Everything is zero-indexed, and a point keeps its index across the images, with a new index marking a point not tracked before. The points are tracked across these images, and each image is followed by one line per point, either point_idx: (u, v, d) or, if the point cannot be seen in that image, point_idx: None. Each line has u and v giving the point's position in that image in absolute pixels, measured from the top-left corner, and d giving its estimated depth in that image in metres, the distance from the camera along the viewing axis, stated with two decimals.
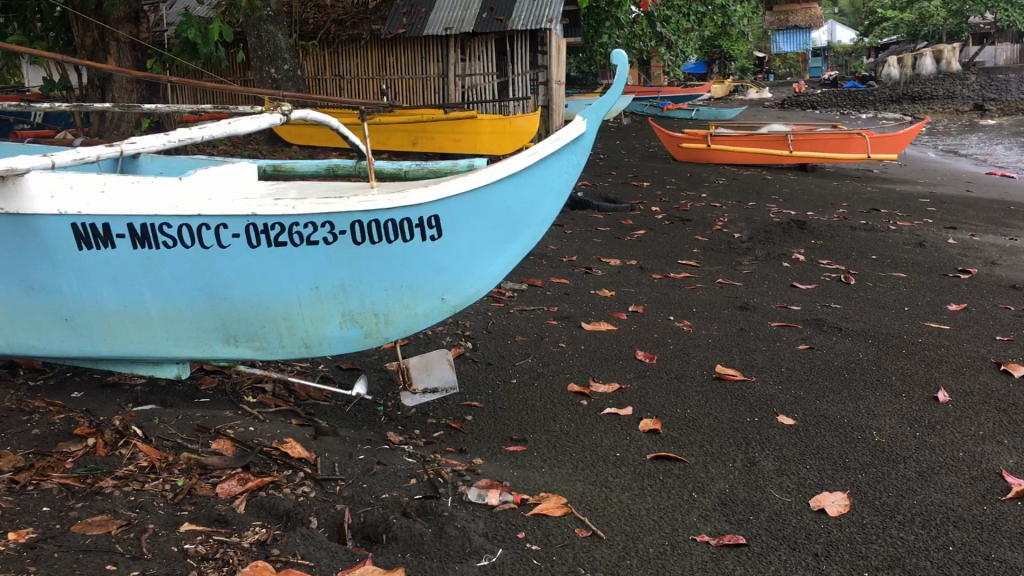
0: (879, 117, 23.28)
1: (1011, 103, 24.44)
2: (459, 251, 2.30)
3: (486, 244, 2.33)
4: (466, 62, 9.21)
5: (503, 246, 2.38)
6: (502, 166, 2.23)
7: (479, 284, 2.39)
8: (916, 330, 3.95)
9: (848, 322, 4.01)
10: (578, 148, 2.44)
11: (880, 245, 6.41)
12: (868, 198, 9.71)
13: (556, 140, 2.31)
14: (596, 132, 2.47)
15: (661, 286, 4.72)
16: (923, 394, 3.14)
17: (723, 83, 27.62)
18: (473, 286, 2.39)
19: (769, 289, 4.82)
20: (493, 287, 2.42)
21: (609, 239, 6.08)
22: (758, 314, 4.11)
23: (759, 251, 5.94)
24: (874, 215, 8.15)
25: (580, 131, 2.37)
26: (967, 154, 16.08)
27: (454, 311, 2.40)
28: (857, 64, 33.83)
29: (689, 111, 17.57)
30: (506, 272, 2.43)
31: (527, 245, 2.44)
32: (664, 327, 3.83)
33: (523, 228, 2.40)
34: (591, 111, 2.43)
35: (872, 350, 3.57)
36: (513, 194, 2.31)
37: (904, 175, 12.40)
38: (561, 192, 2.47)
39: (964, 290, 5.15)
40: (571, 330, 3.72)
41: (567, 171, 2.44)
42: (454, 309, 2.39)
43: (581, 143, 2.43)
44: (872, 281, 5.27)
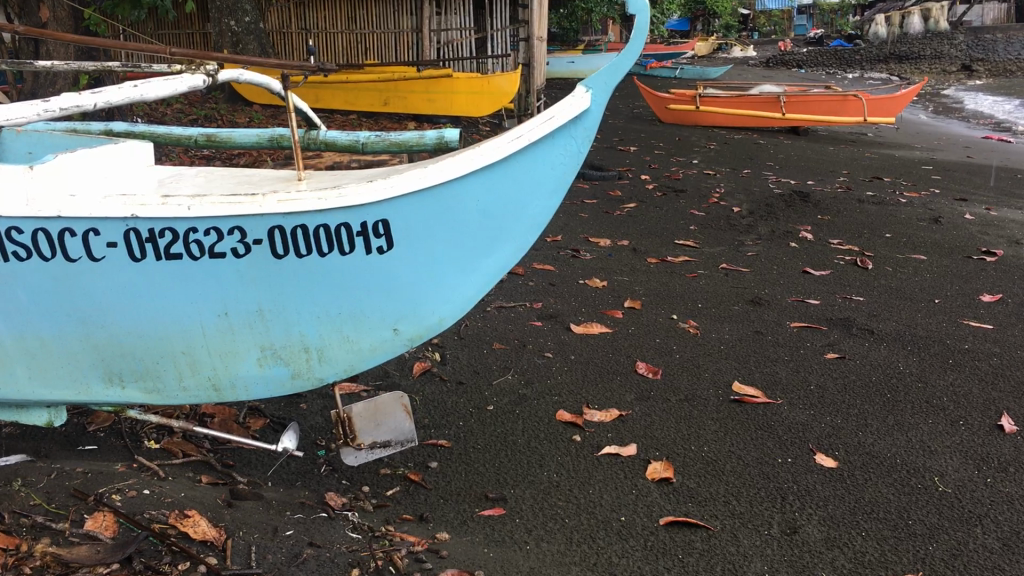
0: (867, 77, 22.72)
1: (998, 64, 23.93)
2: (419, 265, 1.73)
3: (453, 256, 1.75)
4: (441, 16, 8.66)
5: (477, 260, 1.80)
6: (477, 153, 1.65)
7: (445, 310, 1.82)
8: (957, 331, 3.41)
9: (878, 321, 3.46)
10: (579, 131, 1.86)
11: (891, 222, 5.86)
12: (869, 164, 9.16)
13: (552, 120, 1.73)
14: (604, 110, 1.88)
15: (658, 274, 4.16)
16: (983, 422, 2.61)
17: (706, 40, 26.96)
18: (436, 313, 1.82)
19: (780, 277, 4.26)
20: (462, 313, 1.84)
21: (597, 214, 5.51)
22: (772, 311, 3.57)
23: (763, 229, 5.39)
24: (878, 185, 7.61)
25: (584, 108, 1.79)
26: (961, 117, 15.54)
27: (411, 344, 1.82)
28: (842, 23, 33.19)
29: (673, 70, 16.96)
30: (479, 293, 1.85)
31: (508, 258, 1.87)
32: (666, 330, 3.28)
33: (503, 236, 1.82)
34: (597, 81, 1.84)
35: (914, 360, 3.04)
36: (491, 191, 1.73)
37: (901, 140, 11.84)
38: (555, 190, 1.89)
39: (993, 276, 4.62)
40: (558, 334, 3.17)
41: (563, 162, 1.86)
42: (411, 342, 1.82)
43: (583, 125, 1.85)
44: (891, 265, 4.73)
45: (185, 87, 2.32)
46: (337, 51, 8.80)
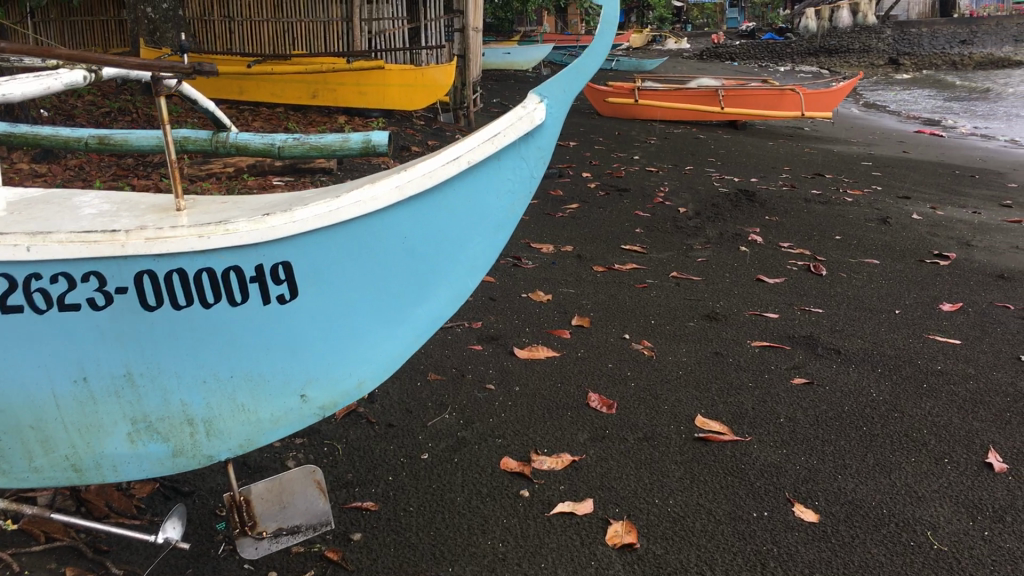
0: (798, 71, 22.77)
1: (925, 58, 24.21)
2: (331, 316, 1.39)
3: (373, 305, 1.43)
4: (371, 5, 8.33)
5: (402, 309, 1.48)
6: (404, 179, 1.32)
7: (366, 369, 1.50)
8: (926, 349, 3.18)
9: (843, 339, 3.22)
10: (531, 152, 1.54)
11: (840, 222, 5.67)
12: (809, 160, 9.02)
13: (499, 136, 1.41)
14: (560, 127, 1.57)
15: (606, 285, 3.87)
16: (970, 458, 2.36)
17: (640, 32, 26.81)
18: (353, 375, 1.48)
19: (733, 286, 4.00)
20: (386, 375, 1.51)
21: (538, 216, 5.20)
22: (730, 328, 3.30)
23: (710, 231, 5.14)
24: (820, 182, 7.45)
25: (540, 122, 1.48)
26: (893, 110, 15.61)
27: (323, 414, 1.48)
28: (773, 16, 33.34)
29: (610, 62, 16.73)
30: (405, 349, 1.52)
31: (442, 306, 1.54)
32: (618, 354, 2.98)
33: (435, 279, 1.50)
34: (554, 91, 1.53)
35: (887, 386, 2.79)
36: (421, 226, 1.41)
37: (837, 134, 11.78)
38: (500, 223, 1.57)
39: (950, 282, 4.43)
40: (500, 360, 2.85)
41: (511, 189, 1.54)
42: (324, 411, 1.48)
43: (538, 143, 1.54)
44: (845, 271, 4.51)
45: (61, 85, 1.89)
46: (263, 41, 8.23)
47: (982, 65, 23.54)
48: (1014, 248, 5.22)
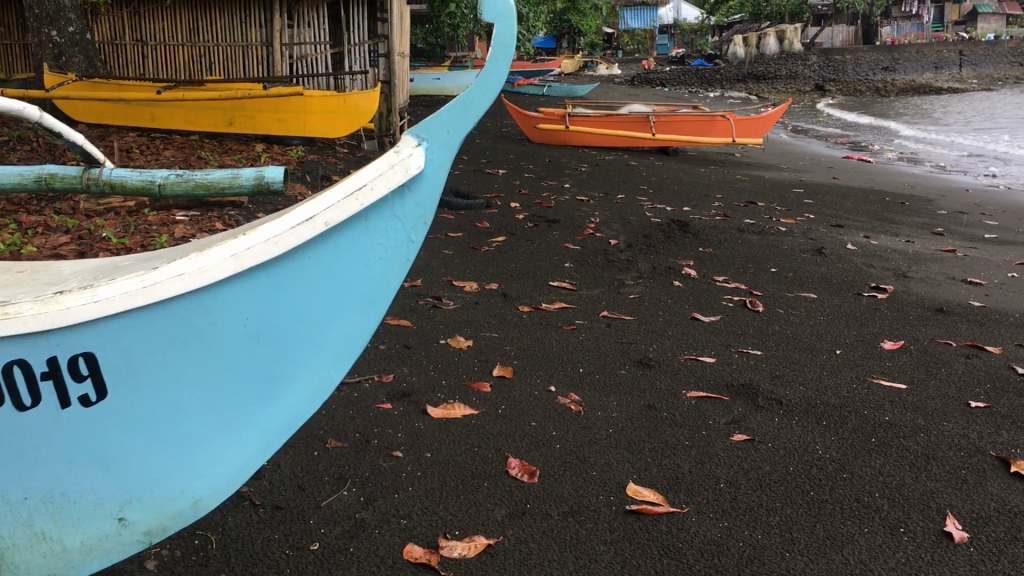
0: (728, 97, 22.99)
1: (848, 85, 24.68)
2: (153, 422, 1.24)
3: (203, 408, 1.28)
4: (294, 30, 8.04)
5: (242, 411, 1.33)
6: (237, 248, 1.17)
7: (200, 483, 1.34)
8: (871, 396, 2.99)
9: (784, 387, 3.00)
10: (402, 218, 1.40)
11: (774, 254, 5.51)
12: (741, 187, 8.94)
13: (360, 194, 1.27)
14: (438, 188, 1.43)
15: (532, 327, 3.61)
16: (928, 527, 2.14)
17: (572, 58, 26.82)
18: (185, 491, 1.32)
19: (666, 326, 3.77)
20: (224, 487, 1.36)
21: (462, 251, 4.93)
22: (664, 376, 3.06)
23: (643, 265, 4.93)
24: (753, 211, 7.33)
25: (417, 169, 1.36)
26: (820, 136, 15.77)
27: (147, 541, 1.32)
28: (702, 43, 33.74)
29: (541, 88, 16.60)
30: (246, 459, 1.38)
31: (290, 407, 1.40)
32: (543, 410, 2.71)
33: (281, 375, 1.36)
34: (432, 143, 1.41)
35: (833, 442, 2.57)
36: (262, 310, 1.26)
37: (768, 160, 11.77)
38: (363, 308, 1.43)
39: (888, 317, 4.28)
40: (412, 420, 2.57)
41: (375, 263, 1.40)
42: (149, 538, 1.32)
43: (414, 200, 1.41)
44: (781, 307, 4.33)
45: None
46: (178, 64, 7.87)
47: (904, 91, 24.14)
48: (950, 279, 5.11)
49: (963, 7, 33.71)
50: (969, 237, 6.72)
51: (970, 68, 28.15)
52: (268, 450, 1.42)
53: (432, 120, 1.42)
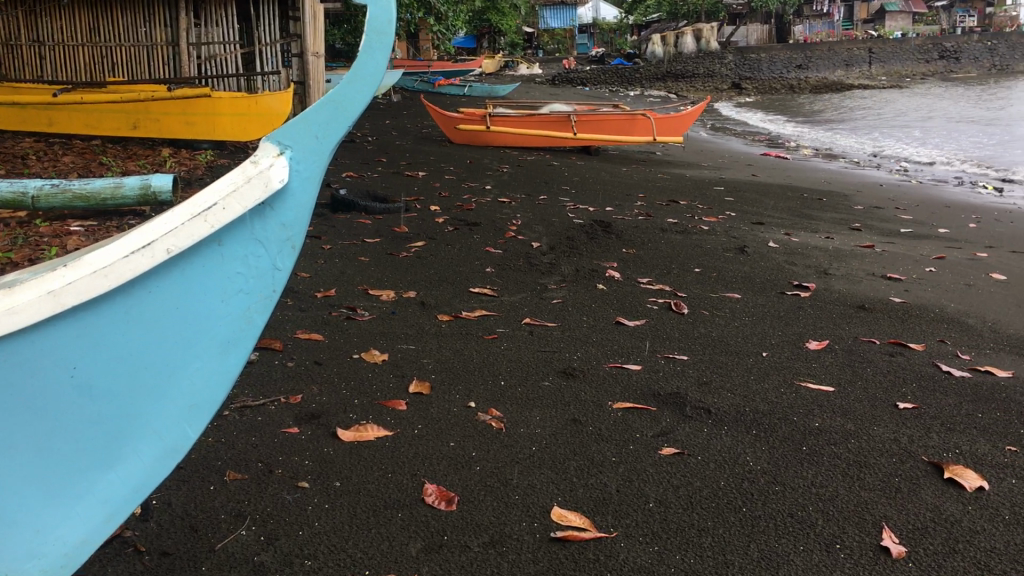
0: (649, 95, 23.13)
1: (764, 84, 25.10)
2: None
3: (27, 468, 1.25)
4: (202, 29, 7.67)
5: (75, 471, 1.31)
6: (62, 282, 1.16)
7: (34, 558, 1.30)
8: (799, 400, 2.91)
9: (712, 394, 2.90)
10: (255, 254, 1.41)
11: (696, 253, 5.45)
12: (663, 185, 8.92)
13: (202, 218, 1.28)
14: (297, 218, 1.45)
15: (451, 337, 3.45)
16: (865, 542, 2.05)
17: (492, 58, 26.70)
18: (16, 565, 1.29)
19: (590, 332, 3.65)
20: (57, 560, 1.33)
21: (379, 257, 4.74)
22: (588, 387, 2.93)
23: (565, 268, 4.81)
24: (675, 209, 7.29)
25: (277, 184, 1.39)
26: (738, 133, 15.93)
27: None
28: (622, 42, 33.94)
29: (462, 87, 16.42)
30: (84, 529, 1.35)
31: (134, 470, 1.38)
32: (461, 429, 2.55)
33: (122, 430, 1.34)
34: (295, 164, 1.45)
35: (764, 452, 2.48)
36: (92, 354, 1.25)
37: (688, 158, 11.82)
38: (218, 353, 1.43)
39: (812, 316, 4.24)
40: (321, 444, 2.38)
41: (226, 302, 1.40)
42: None
43: (277, 223, 1.43)
44: (706, 308, 4.25)
45: None
46: (78, 66, 7.51)
47: (817, 89, 24.67)
48: (870, 275, 5.12)
49: (871, 5, 34.66)
50: (886, 232, 6.79)
51: (879, 65, 28.96)
52: (113, 517, 1.38)
53: (298, 127, 1.45)
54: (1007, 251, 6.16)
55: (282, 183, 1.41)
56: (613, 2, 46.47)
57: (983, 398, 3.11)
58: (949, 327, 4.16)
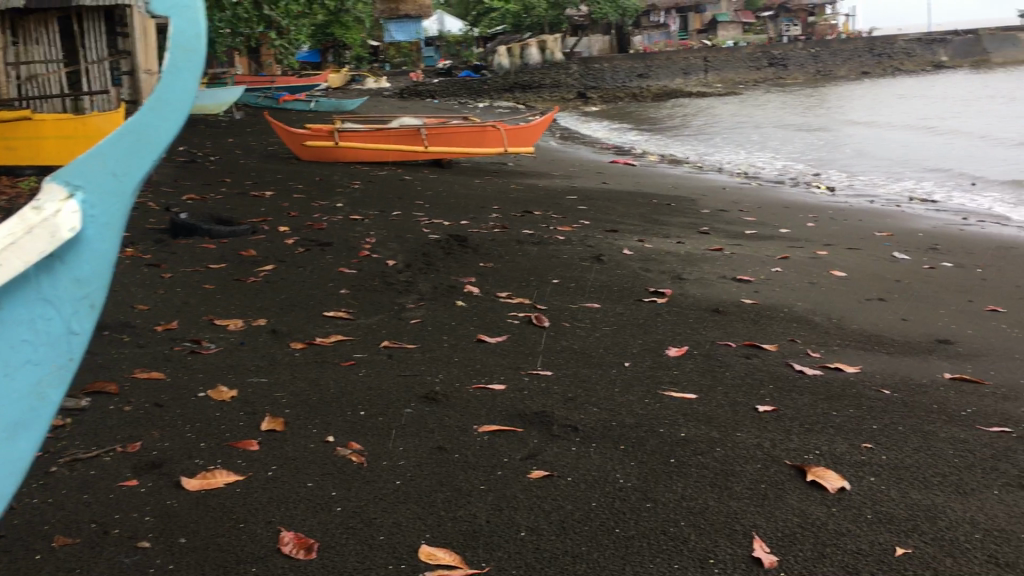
0: (498, 107, 23.31)
1: (608, 93, 25.72)
2: None
3: None
4: (20, 47, 7.20)
5: None
6: None
7: None
8: (665, 411, 2.89)
9: (578, 411, 2.85)
10: (47, 316, 1.35)
11: (553, 264, 5.44)
12: (517, 196, 8.93)
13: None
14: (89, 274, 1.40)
15: (306, 367, 3.28)
16: (738, 554, 2.03)
17: (338, 73, 26.32)
18: None
19: (451, 352, 3.55)
20: None
21: (225, 284, 4.50)
22: (452, 411, 2.82)
23: (423, 286, 4.69)
24: (530, 221, 7.29)
25: (69, 232, 1.34)
26: (587, 142, 16.21)
27: None
28: (468, 54, 34.11)
29: (308, 103, 16.05)
30: None
31: None
32: (319, 466, 2.41)
33: None
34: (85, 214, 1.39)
35: (633, 468, 2.44)
36: None
37: (540, 168, 11.92)
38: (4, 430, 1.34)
39: (670, 322, 4.28)
40: (164, 496, 2.19)
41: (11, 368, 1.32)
42: None
43: (68, 279, 1.37)
44: (567, 320, 4.22)
45: None
46: None
47: (658, 98, 25.44)
48: (722, 278, 5.23)
49: (704, 15, 36.11)
50: (733, 235, 6.99)
51: (714, 73, 30.22)
52: None
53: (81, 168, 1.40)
54: (845, 249, 6.44)
55: (74, 231, 1.36)
56: (457, 14, 46.69)
57: (837, 396, 3.19)
58: (798, 326, 4.29)
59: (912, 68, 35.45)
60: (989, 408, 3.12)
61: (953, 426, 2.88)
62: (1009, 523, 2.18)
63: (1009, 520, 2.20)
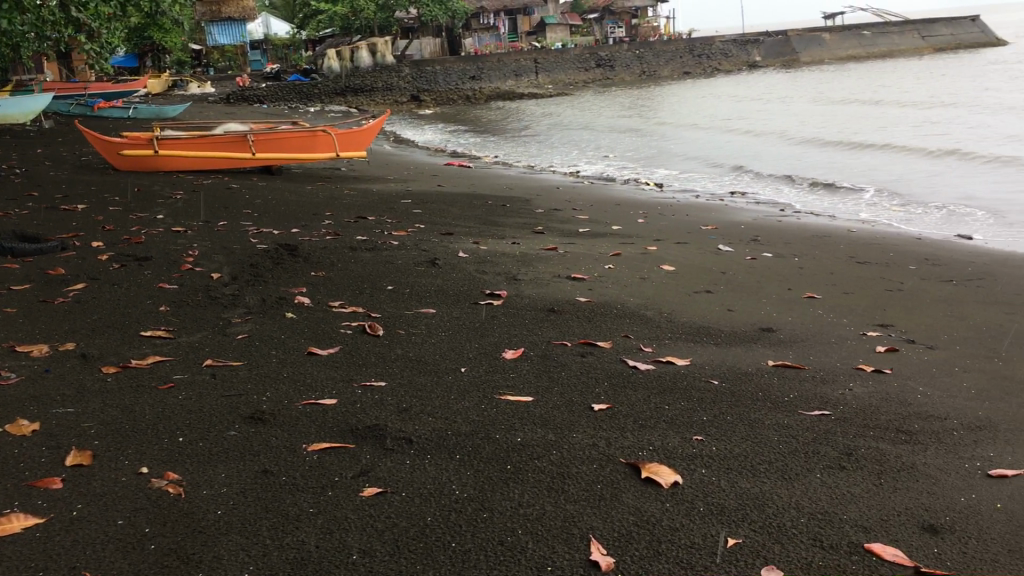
0: (330, 110, 22.90)
1: (441, 96, 25.78)
2: None
3: None
4: None
5: None
6: None
7: None
8: (501, 416, 2.85)
9: (412, 422, 2.76)
10: None
11: (387, 270, 5.33)
12: (350, 201, 8.74)
13: None
14: None
15: (119, 393, 3.04)
16: (575, 558, 2.00)
17: (158, 78, 25.15)
18: None
19: (279, 368, 3.39)
20: None
21: (28, 307, 4.15)
22: (279, 430, 2.68)
23: (250, 299, 4.48)
24: (364, 226, 7.14)
25: None
26: (420, 145, 16.12)
27: None
28: (297, 58, 33.33)
29: (125, 110, 15.22)
30: None
31: None
32: (131, 501, 2.22)
33: None
34: None
35: (467, 477, 2.38)
36: None
37: (374, 172, 11.74)
38: None
39: (506, 323, 4.26)
40: None
41: None
42: None
43: None
44: (402, 327, 4.13)
45: None
46: None
47: (490, 100, 25.67)
48: (556, 277, 5.27)
49: (532, 18, 36.67)
50: (567, 233, 7.08)
51: (545, 74, 30.77)
52: None
53: None
54: (673, 243, 6.63)
55: None
56: (283, 15, 45.55)
57: (668, 389, 3.24)
58: (631, 321, 4.36)
59: (729, 67, 37.24)
60: (810, 392, 3.25)
61: (776, 412, 2.98)
62: (831, 505, 2.26)
63: (832, 502, 2.28)
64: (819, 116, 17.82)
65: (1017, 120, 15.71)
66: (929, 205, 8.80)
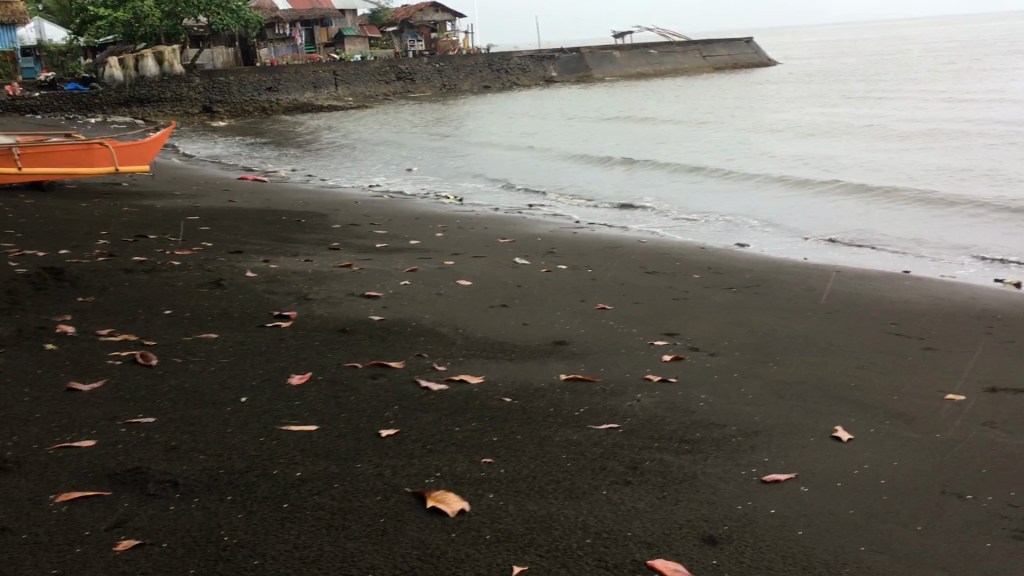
0: (112, 122, 21.52)
1: (234, 108, 24.82)
2: None
3: None
4: None
5: None
6: None
7: None
8: (279, 450, 2.67)
9: (180, 462, 2.53)
10: None
11: (167, 293, 4.97)
12: (130, 219, 8.18)
13: None
14: None
15: None
16: None
17: None
18: None
19: (33, 408, 3.05)
20: None
21: None
22: (23, 481, 2.39)
23: (3, 330, 4.04)
24: (143, 245, 6.67)
25: None
26: (211, 158, 15.43)
27: None
28: (75, 66, 31.16)
29: None
30: None
31: None
32: None
33: None
34: None
35: (239, 520, 2.20)
36: None
37: (159, 187, 11.08)
38: None
39: (294, 346, 4.05)
40: None
41: None
42: None
43: None
44: (179, 355, 3.84)
45: None
46: None
47: (287, 112, 24.99)
48: (350, 295, 5.09)
49: (329, 29, 36.10)
50: (362, 249, 6.90)
51: (344, 86, 30.29)
52: None
53: None
54: (469, 257, 6.60)
55: None
56: (59, 21, 42.55)
57: (460, 409, 3.16)
58: (426, 339, 4.26)
59: (526, 83, 38.07)
60: (599, 405, 3.26)
61: (566, 428, 2.96)
62: (616, 523, 2.24)
63: (617, 519, 2.26)
64: (611, 133, 18.49)
65: (788, 139, 16.90)
66: (713, 217, 9.27)
